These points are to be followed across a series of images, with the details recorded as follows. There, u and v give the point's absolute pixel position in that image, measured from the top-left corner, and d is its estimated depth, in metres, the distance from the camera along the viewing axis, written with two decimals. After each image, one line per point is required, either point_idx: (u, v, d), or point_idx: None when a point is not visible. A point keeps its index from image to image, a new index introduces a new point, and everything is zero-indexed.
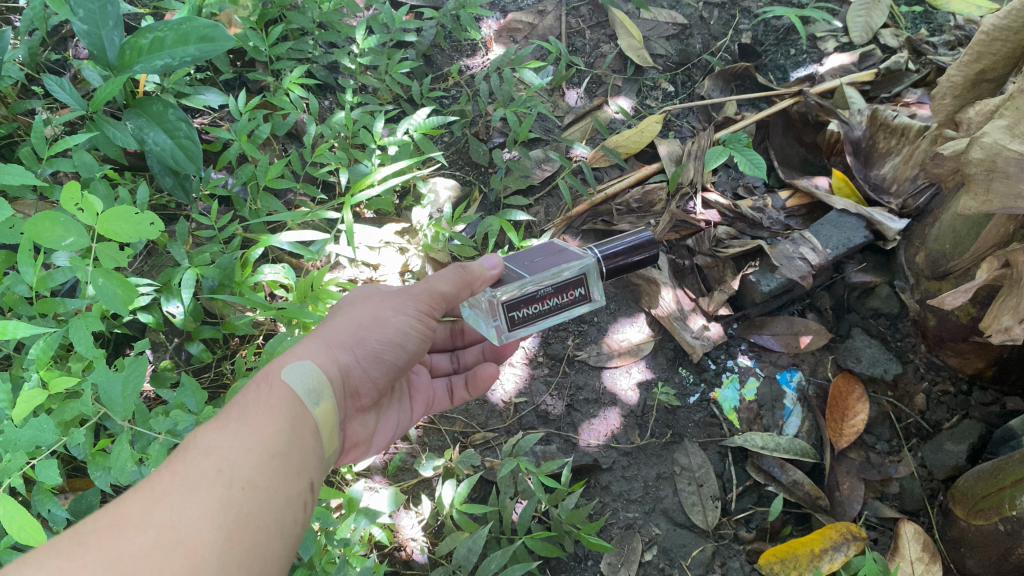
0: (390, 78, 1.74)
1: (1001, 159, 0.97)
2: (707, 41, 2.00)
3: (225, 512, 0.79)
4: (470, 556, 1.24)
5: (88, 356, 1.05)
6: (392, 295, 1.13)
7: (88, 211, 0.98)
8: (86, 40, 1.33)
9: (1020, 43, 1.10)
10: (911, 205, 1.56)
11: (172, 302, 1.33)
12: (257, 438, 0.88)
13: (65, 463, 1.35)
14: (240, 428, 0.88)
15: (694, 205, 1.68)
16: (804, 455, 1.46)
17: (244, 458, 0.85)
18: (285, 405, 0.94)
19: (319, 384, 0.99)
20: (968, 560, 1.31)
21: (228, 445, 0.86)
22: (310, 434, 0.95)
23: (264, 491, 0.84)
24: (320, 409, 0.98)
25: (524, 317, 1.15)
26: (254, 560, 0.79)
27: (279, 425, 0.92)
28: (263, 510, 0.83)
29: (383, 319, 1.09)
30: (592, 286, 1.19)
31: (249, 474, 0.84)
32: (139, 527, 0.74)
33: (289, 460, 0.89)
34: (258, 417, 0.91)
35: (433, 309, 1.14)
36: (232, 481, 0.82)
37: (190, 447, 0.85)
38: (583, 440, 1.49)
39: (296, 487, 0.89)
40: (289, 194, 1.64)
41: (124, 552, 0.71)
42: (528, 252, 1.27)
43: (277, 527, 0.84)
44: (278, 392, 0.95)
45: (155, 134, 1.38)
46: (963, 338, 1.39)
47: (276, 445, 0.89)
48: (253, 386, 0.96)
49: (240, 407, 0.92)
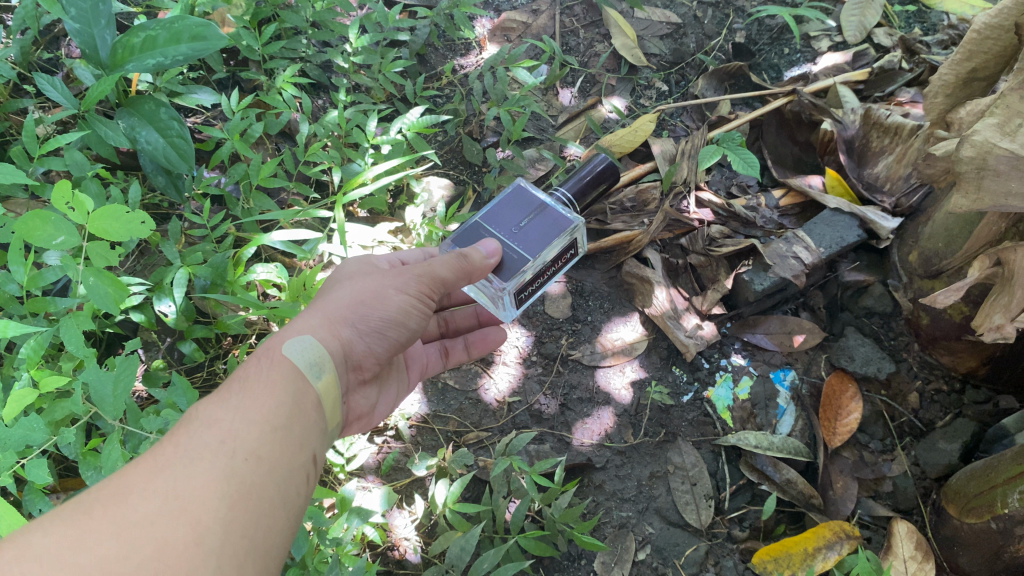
0: (384, 77, 1.74)
1: (992, 157, 0.97)
2: (701, 40, 2.01)
3: (229, 482, 0.79)
4: (462, 556, 1.22)
5: (79, 355, 1.04)
6: (395, 273, 1.11)
7: (79, 209, 0.98)
8: (78, 38, 1.33)
9: (1010, 43, 1.10)
10: (905, 204, 1.56)
11: (164, 301, 1.32)
12: (259, 410, 0.88)
13: (57, 462, 1.34)
14: (242, 400, 0.88)
15: (688, 205, 1.68)
16: (797, 454, 1.45)
17: (246, 430, 0.84)
18: (287, 378, 0.94)
19: (321, 357, 0.98)
20: (961, 558, 1.31)
21: (231, 417, 0.85)
22: (312, 407, 0.95)
23: (267, 463, 0.83)
24: (322, 383, 0.98)
25: (526, 294, 1.24)
26: (258, 529, 0.79)
27: (281, 398, 0.91)
28: (266, 481, 0.82)
29: (384, 296, 1.07)
30: (577, 244, 1.27)
31: (252, 445, 0.83)
32: (142, 496, 0.74)
33: (291, 433, 0.89)
34: (261, 390, 0.90)
35: (432, 290, 1.11)
36: (235, 452, 0.82)
37: (193, 418, 0.84)
38: (577, 440, 1.49)
39: (299, 459, 0.88)
40: (282, 193, 1.64)
41: (129, 521, 0.71)
42: (501, 205, 1.23)
43: (280, 498, 0.83)
44: (279, 366, 0.95)
45: (147, 133, 1.38)
46: (957, 337, 1.39)
47: (278, 418, 0.89)
48: (254, 361, 0.96)
49: (242, 380, 0.92)
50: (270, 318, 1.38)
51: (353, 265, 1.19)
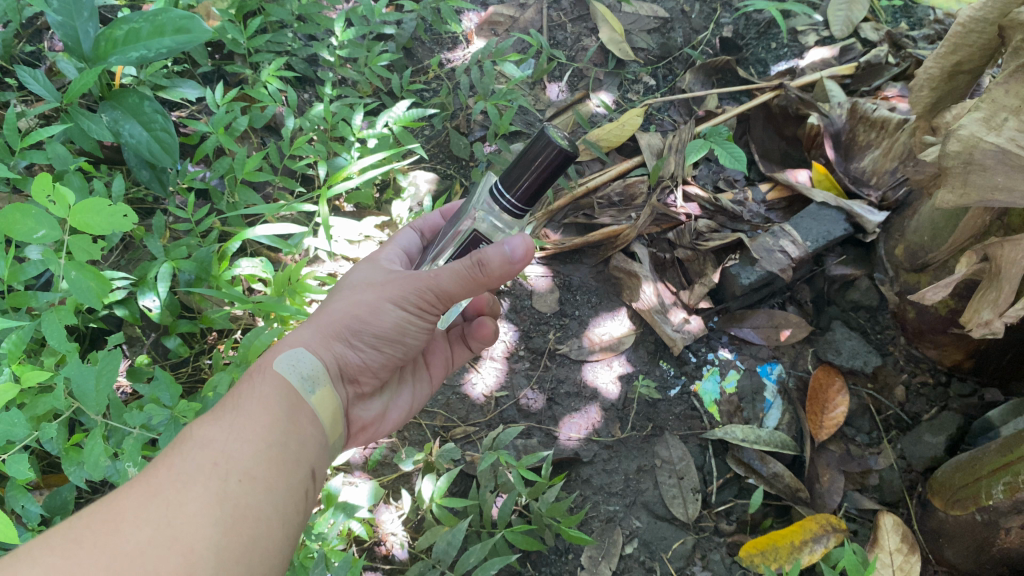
0: (370, 70, 1.73)
1: (978, 151, 0.96)
2: (688, 35, 2.01)
3: (222, 506, 0.78)
4: (450, 550, 1.22)
5: (61, 350, 1.03)
6: (389, 280, 1.05)
7: (60, 203, 0.96)
8: (60, 31, 1.32)
9: (994, 36, 1.09)
10: (891, 198, 1.56)
11: (148, 296, 1.31)
12: (254, 430, 0.88)
13: (41, 458, 1.33)
14: (236, 420, 0.88)
15: (674, 197, 1.67)
16: (783, 447, 1.46)
17: (240, 450, 0.85)
18: (280, 394, 0.94)
19: (315, 371, 0.98)
20: (947, 550, 1.31)
21: (225, 437, 0.85)
22: (309, 422, 0.95)
23: (261, 483, 0.83)
24: (316, 397, 0.97)
25: None
26: (253, 555, 0.78)
27: (277, 415, 0.91)
28: (260, 501, 0.82)
29: (378, 309, 1.03)
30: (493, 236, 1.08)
31: (246, 465, 0.84)
32: (134, 523, 0.73)
33: (287, 451, 0.89)
34: (257, 409, 0.90)
35: (433, 304, 1.03)
36: (229, 474, 0.82)
37: (186, 438, 0.84)
38: (564, 435, 1.49)
39: (296, 477, 0.88)
40: (267, 187, 1.64)
41: (120, 550, 0.71)
42: None
43: (278, 517, 0.83)
44: (272, 382, 0.95)
45: (130, 126, 1.36)
46: (942, 330, 1.40)
47: (274, 436, 0.89)
48: (249, 375, 0.96)
49: (236, 399, 0.92)
50: (255, 312, 1.37)
51: (362, 270, 1.14)
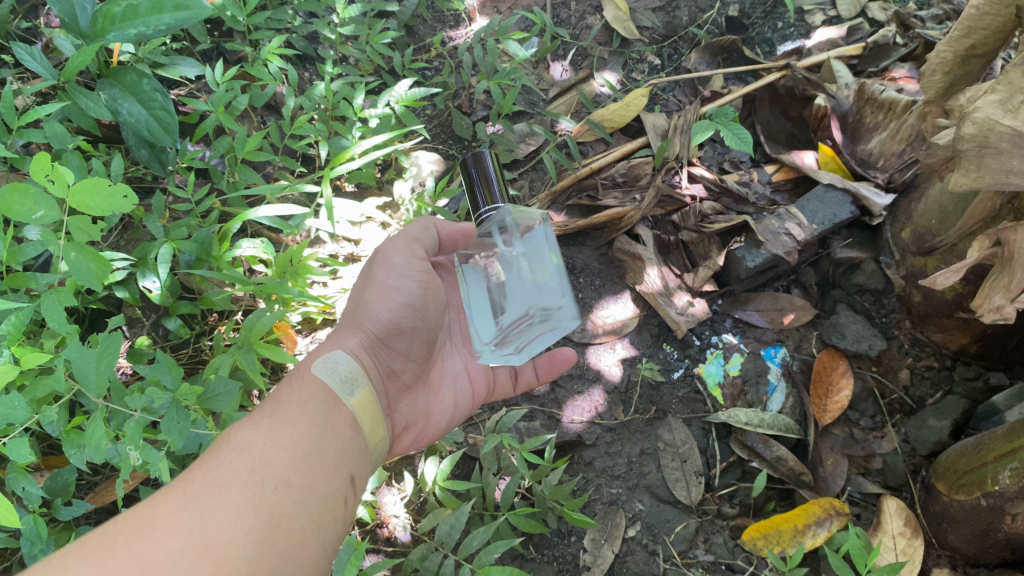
0: (371, 49, 1.70)
1: (994, 134, 0.95)
2: (694, 13, 1.97)
3: (257, 515, 0.78)
4: (452, 533, 1.21)
5: (61, 332, 1.01)
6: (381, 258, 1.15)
7: (59, 183, 0.93)
8: (57, 6, 1.29)
9: (1010, 19, 1.06)
10: (898, 180, 1.54)
11: (149, 277, 1.29)
12: (290, 436, 0.88)
13: (41, 440, 1.33)
14: (273, 424, 0.89)
15: (680, 179, 1.66)
16: (787, 431, 1.44)
17: (276, 456, 0.85)
18: (319, 397, 0.96)
19: (353, 373, 1.00)
20: (950, 534, 1.31)
21: (262, 443, 0.86)
22: (347, 426, 0.96)
23: (297, 492, 0.83)
24: (355, 400, 0.99)
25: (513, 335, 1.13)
26: (285, 565, 0.77)
27: (314, 419, 0.92)
28: (294, 512, 0.81)
29: (387, 289, 1.08)
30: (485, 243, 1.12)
31: (281, 473, 0.83)
32: (168, 531, 0.72)
33: (325, 454, 0.90)
34: (294, 413, 0.91)
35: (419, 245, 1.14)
36: (264, 482, 0.81)
37: (224, 442, 0.85)
38: (567, 417, 1.49)
39: (333, 484, 0.88)
40: (268, 166, 1.63)
41: (153, 557, 0.69)
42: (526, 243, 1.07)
43: (312, 528, 0.83)
44: (311, 386, 0.96)
45: (129, 105, 1.35)
46: (949, 314, 1.39)
47: (311, 441, 0.89)
48: (289, 380, 0.98)
49: (276, 402, 0.93)
50: (256, 294, 1.36)
51: None
